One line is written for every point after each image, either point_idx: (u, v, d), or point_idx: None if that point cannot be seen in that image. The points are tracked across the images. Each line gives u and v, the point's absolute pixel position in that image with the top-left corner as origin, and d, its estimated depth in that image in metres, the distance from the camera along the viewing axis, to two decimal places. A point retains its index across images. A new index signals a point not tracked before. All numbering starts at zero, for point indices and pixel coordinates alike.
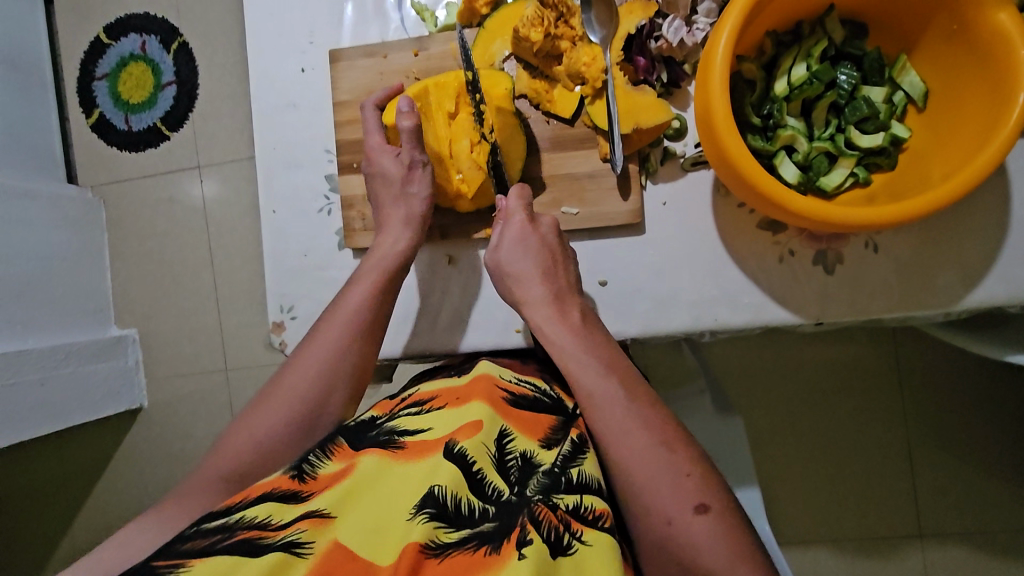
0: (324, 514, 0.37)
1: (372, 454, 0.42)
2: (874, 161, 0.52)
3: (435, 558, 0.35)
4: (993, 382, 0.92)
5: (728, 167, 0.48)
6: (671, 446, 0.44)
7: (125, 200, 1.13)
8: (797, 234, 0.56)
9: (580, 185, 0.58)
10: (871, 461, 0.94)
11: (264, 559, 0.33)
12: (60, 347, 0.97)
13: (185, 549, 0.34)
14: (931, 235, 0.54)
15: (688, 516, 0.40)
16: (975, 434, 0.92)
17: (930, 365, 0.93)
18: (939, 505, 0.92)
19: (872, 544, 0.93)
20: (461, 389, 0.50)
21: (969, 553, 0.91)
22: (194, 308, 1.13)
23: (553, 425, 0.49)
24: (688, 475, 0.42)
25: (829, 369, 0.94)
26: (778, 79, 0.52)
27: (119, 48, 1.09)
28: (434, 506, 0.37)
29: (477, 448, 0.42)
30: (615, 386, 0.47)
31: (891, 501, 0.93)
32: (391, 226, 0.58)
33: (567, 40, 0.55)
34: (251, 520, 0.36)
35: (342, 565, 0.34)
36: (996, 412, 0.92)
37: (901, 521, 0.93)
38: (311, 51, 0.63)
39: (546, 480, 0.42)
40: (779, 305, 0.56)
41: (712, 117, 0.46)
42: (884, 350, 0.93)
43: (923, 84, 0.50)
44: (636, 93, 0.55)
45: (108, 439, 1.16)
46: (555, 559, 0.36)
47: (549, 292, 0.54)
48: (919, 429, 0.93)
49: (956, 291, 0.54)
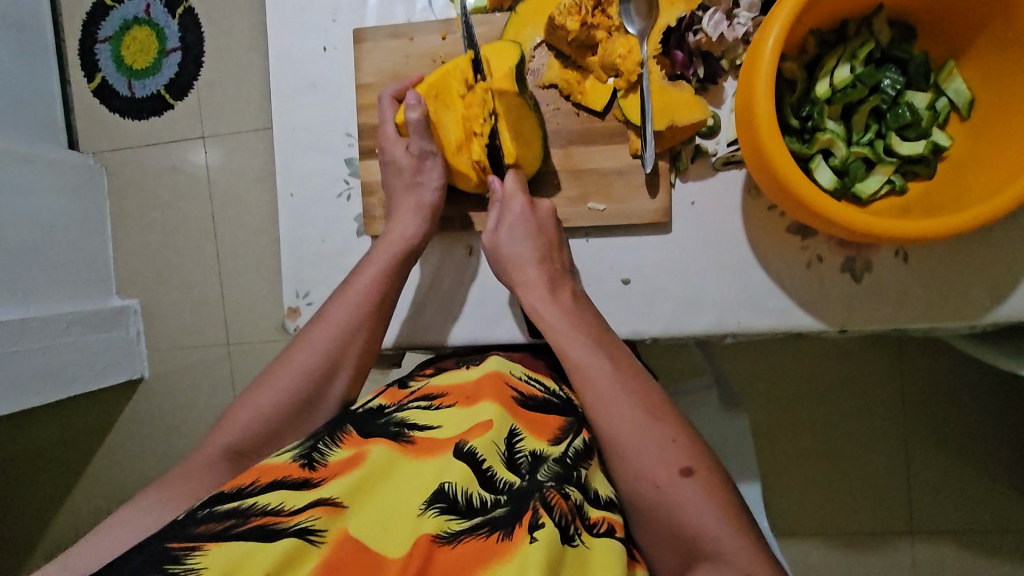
0: (335, 502, 0.36)
1: (380, 445, 0.41)
2: (912, 169, 0.50)
3: (447, 546, 0.35)
4: (997, 388, 0.92)
5: (766, 170, 0.47)
6: (656, 415, 0.44)
7: (128, 167, 1.11)
8: (826, 240, 0.55)
9: (607, 181, 0.57)
10: (869, 458, 0.94)
11: (279, 545, 0.33)
12: (62, 316, 0.97)
13: (197, 532, 0.33)
14: (962, 249, 0.53)
15: (674, 480, 0.41)
16: (974, 436, 0.93)
17: (934, 366, 0.93)
18: (935, 505, 0.93)
19: (865, 540, 0.95)
20: (471, 386, 0.48)
21: (959, 553, 0.93)
22: (197, 282, 1.11)
23: (562, 425, 0.48)
24: (672, 442, 0.43)
25: (835, 369, 0.94)
26: (821, 80, 0.50)
27: (123, 10, 1.05)
28: (444, 501, 0.37)
29: (487, 446, 0.41)
30: (605, 360, 0.48)
31: (887, 498, 0.94)
32: (401, 216, 0.57)
33: (603, 30, 0.53)
34: (264, 505, 0.35)
35: (352, 555, 0.34)
36: (996, 416, 0.92)
37: (895, 520, 0.94)
38: (334, 29, 0.61)
39: (559, 469, 0.42)
40: (803, 310, 0.56)
41: (756, 123, 0.45)
42: (889, 352, 0.93)
43: (969, 91, 0.49)
44: (672, 89, 0.53)
45: (109, 408, 1.16)
46: (564, 545, 0.36)
47: (544, 270, 0.54)
48: (919, 430, 0.94)
49: (986, 306, 0.53)
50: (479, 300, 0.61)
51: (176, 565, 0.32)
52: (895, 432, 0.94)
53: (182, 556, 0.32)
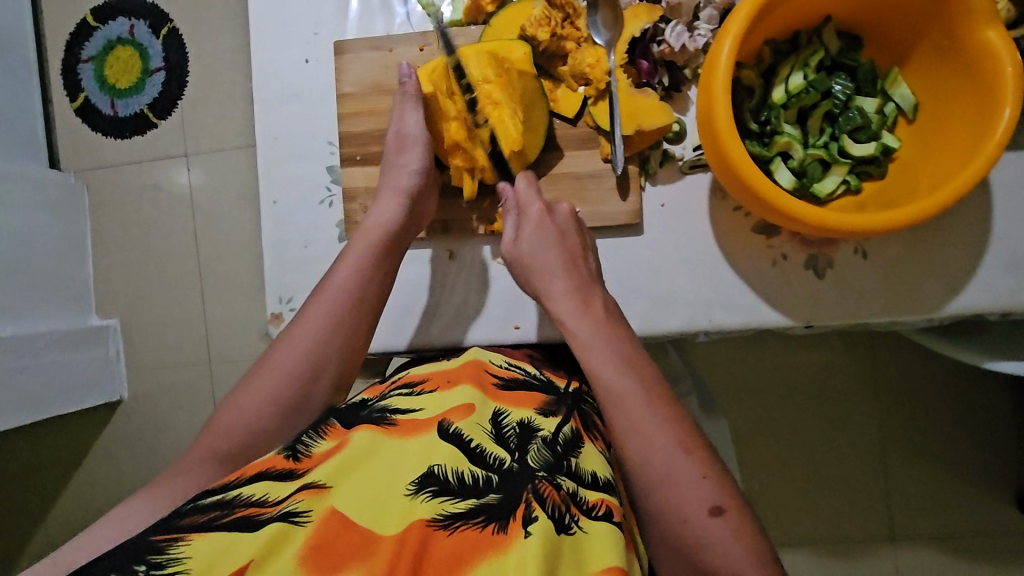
0: (319, 485, 0.37)
1: (363, 429, 0.42)
2: (865, 170, 0.53)
3: (443, 531, 0.35)
4: (967, 387, 0.94)
5: (729, 171, 0.49)
6: (688, 448, 0.42)
7: (110, 186, 1.12)
8: (790, 238, 0.57)
9: (581, 185, 0.59)
10: (845, 461, 0.96)
11: (263, 532, 0.33)
12: (39, 335, 0.96)
13: (182, 524, 0.34)
14: (916, 242, 0.56)
15: (702, 519, 0.38)
16: (946, 436, 0.95)
17: (904, 369, 0.95)
18: (912, 507, 0.95)
19: (844, 546, 0.96)
20: (451, 372, 0.51)
21: (935, 555, 0.94)
22: (180, 299, 1.11)
23: (547, 399, 0.50)
24: (703, 478, 0.40)
25: (814, 376, 0.96)
26: (776, 87, 0.53)
27: (106, 31, 1.07)
28: (436, 483, 0.37)
29: (472, 427, 0.42)
30: (638, 383, 0.45)
31: (865, 501, 0.96)
32: (381, 199, 0.56)
33: (572, 41, 0.56)
34: (248, 496, 0.36)
35: (339, 530, 0.34)
36: (966, 416, 0.95)
37: (875, 525, 0.96)
38: (315, 42, 0.64)
39: (549, 456, 0.42)
40: (771, 307, 0.58)
41: (717, 128, 0.48)
42: (861, 355, 0.95)
43: (913, 96, 0.53)
44: (639, 95, 0.56)
45: (87, 432, 1.14)
46: (559, 535, 0.36)
47: (570, 275, 0.53)
48: (893, 431, 0.96)
49: (940, 299, 0.56)
50: (461, 303, 0.62)
51: (158, 554, 0.32)
52: (873, 437, 0.96)
53: (163, 546, 0.32)
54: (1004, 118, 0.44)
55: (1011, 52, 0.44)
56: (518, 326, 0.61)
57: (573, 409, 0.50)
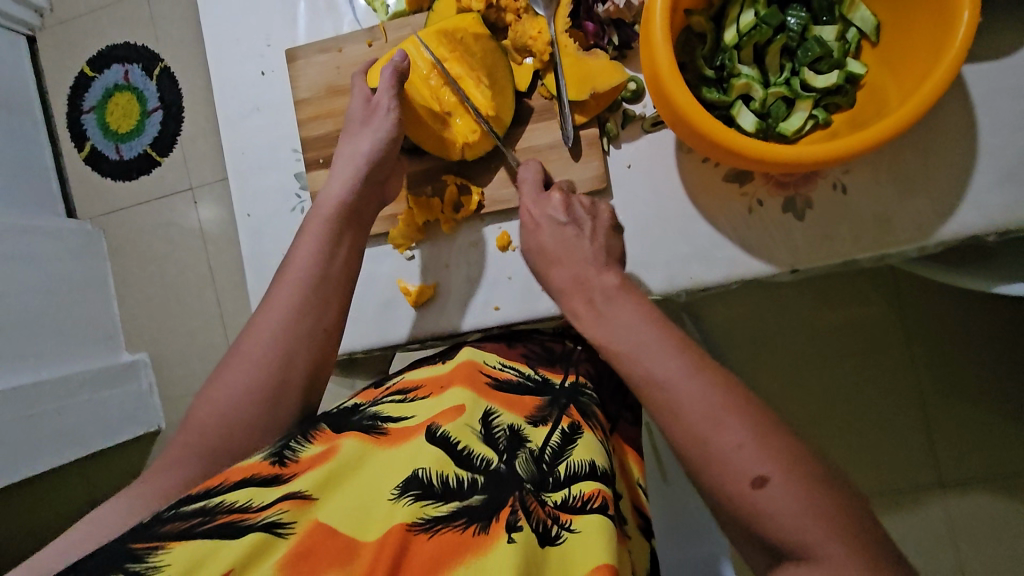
0: (305, 495, 0.34)
1: (352, 438, 0.39)
2: (832, 101, 0.51)
3: (423, 534, 0.32)
4: (1006, 321, 0.88)
5: (682, 123, 0.48)
6: (719, 419, 0.34)
7: (123, 228, 1.15)
8: (763, 182, 0.55)
9: (543, 157, 0.58)
10: (886, 415, 0.90)
11: (245, 540, 0.30)
12: (73, 377, 1.00)
13: (162, 532, 0.31)
14: (897, 167, 0.54)
15: (745, 494, 0.32)
16: (989, 376, 0.88)
17: (936, 309, 0.89)
18: (960, 455, 0.88)
19: (892, 501, 0.90)
20: (444, 377, 0.47)
21: (993, 502, 0.87)
22: (201, 326, 1.14)
23: (539, 404, 0.46)
24: (740, 447, 0.33)
25: (840, 325, 0.91)
26: (727, 28, 0.51)
27: (103, 79, 1.11)
28: (418, 487, 0.35)
29: (461, 429, 0.39)
30: (681, 362, 0.37)
31: (911, 454, 0.89)
32: (339, 173, 0.54)
33: (511, 13, 0.56)
34: (231, 503, 0.33)
35: (323, 541, 0.31)
36: (1010, 352, 0.88)
37: (920, 472, 0.89)
38: (269, 53, 0.64)
39: (535, 470, 0.40)
40: (753, 256, 0.56)
41: (658, 72, 0.46)
42: (890, 303, 0.90)
43: (874, 18, 0.50)
44: (588, 58, 0.55)
45: (129, 466, 1.17)
46: (544, 548, 0.34)
47: (597, 276, 0.46)
48: (931, 377, 0.89)
49: (931, 222, 0.53)
50: (442, 292, 0.61)
51: (137, 564, 0.29)
52: (907, 383, 0.90)
53: (143, 555, 0.29)
54: (963, 22, 0.42)
55: None
56: (497, 307, 0.60)
57: (563, 407, 0.46)
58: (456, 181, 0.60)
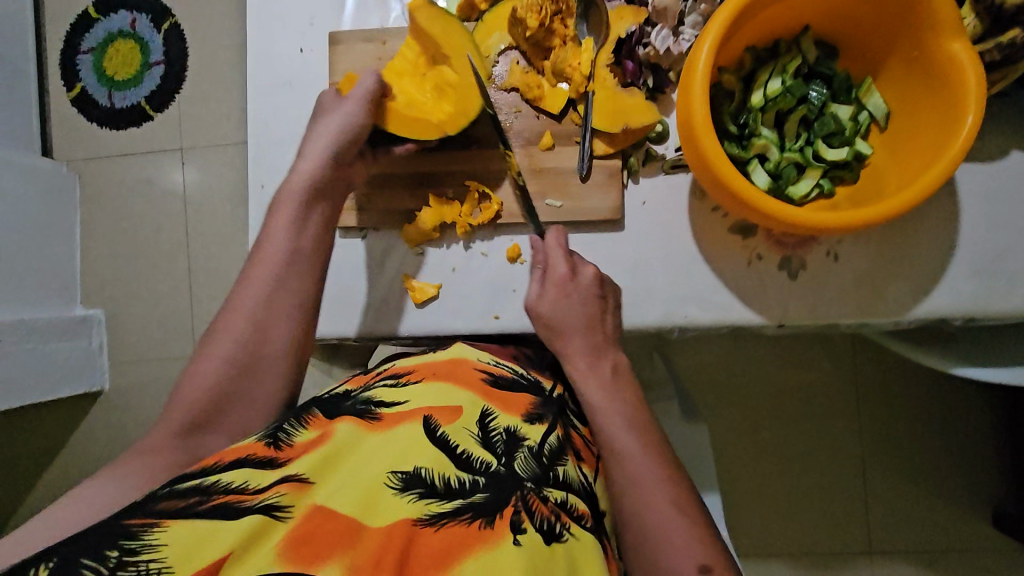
0: (301, 479, 0.34)
1: (347, 421, 0.39)
2: (838, 174, 0.55)
3: (429, 528, 0.33)
4: (950, 401, 0.94)
5: (704, 168, 0.51)
6: (677, 511, 0.43)
7: (101, 177, 1.11)
8: (764, 238, 0.59)
9: (564, 180, 0.60)
10: (830, 474, 0.95)
11: (245, 523, 0.31)
12: (22, 323, 0.96)
13: (158, 509, 0.31)
14: (885, 246, 0.58)
15: None
16: (929, 449, 0.94)
17: (891, 380, 0.94)
18: (891, 523, 0.94)
19: (823, 559, 0.94)
20: (438, 367, 0.47)
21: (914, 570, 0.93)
22: (167, 292, 1.11)
23: (532, 405, 0.48)
24: (689, 541, 0.41)
25: (798, 385, 0.96)
26: (755, 91, 0.55)
27: (107, 22, 1.08)
28: (422, 485, 0.35)
29: (459, 433, 0.40)
30: (656, 468, 0.45)
31: (845, 515, 0.94)
32: (313, 140, 0.55)
33: (559, 38, 0.59)
34: (228, 484, 0.33)
35: (323, 525, 0.32)
36: (951, 430, 0.94)
37: (853, 535, 0.94)
38: (310, 32, 0.65)
39: (536, 467, 0.40)
40: (744, 305, 0.59)
41: (692, 123, 0.49)
42: (845, 369, 0.95)
43: (885, 106, 0.55)
44: (625, 94, 0.59)
45: (64, 425, 1.11)
46: (550, 546, 0.35)
47: (601, 340, 0.54)
48: (874, 445, 0.95)
49: (908, 301, 0.58)
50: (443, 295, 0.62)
51: (132, 541, 0.29)
52: (851, 448, 0.95)
53: (138, 532, 0.29)
54: (967, 125, 0.46)
55: (976, 70, 0.47)
56: (496, 317, 0.62)
57: (556, 417, 0.48)
58: (478, 189, 0.61)
